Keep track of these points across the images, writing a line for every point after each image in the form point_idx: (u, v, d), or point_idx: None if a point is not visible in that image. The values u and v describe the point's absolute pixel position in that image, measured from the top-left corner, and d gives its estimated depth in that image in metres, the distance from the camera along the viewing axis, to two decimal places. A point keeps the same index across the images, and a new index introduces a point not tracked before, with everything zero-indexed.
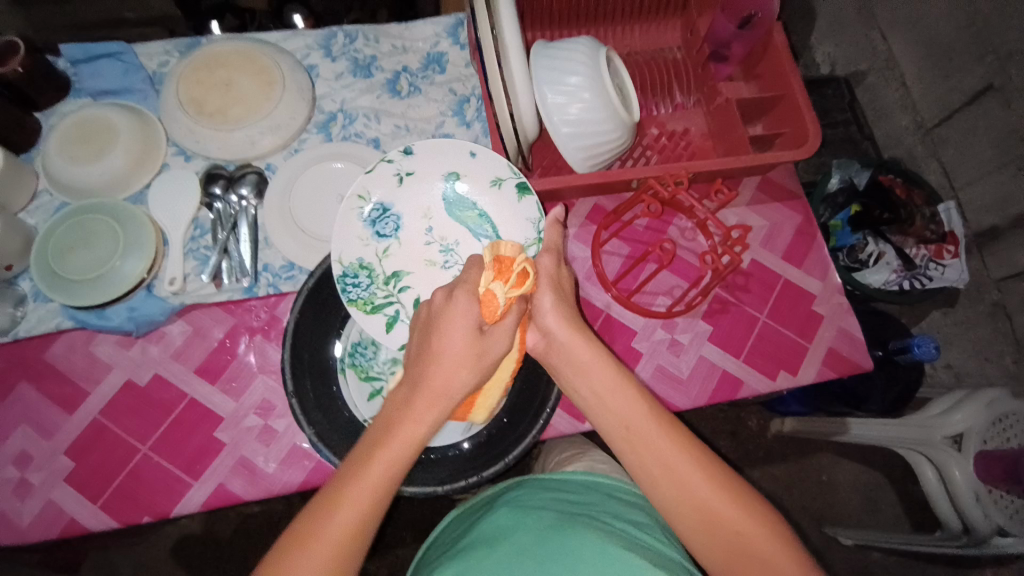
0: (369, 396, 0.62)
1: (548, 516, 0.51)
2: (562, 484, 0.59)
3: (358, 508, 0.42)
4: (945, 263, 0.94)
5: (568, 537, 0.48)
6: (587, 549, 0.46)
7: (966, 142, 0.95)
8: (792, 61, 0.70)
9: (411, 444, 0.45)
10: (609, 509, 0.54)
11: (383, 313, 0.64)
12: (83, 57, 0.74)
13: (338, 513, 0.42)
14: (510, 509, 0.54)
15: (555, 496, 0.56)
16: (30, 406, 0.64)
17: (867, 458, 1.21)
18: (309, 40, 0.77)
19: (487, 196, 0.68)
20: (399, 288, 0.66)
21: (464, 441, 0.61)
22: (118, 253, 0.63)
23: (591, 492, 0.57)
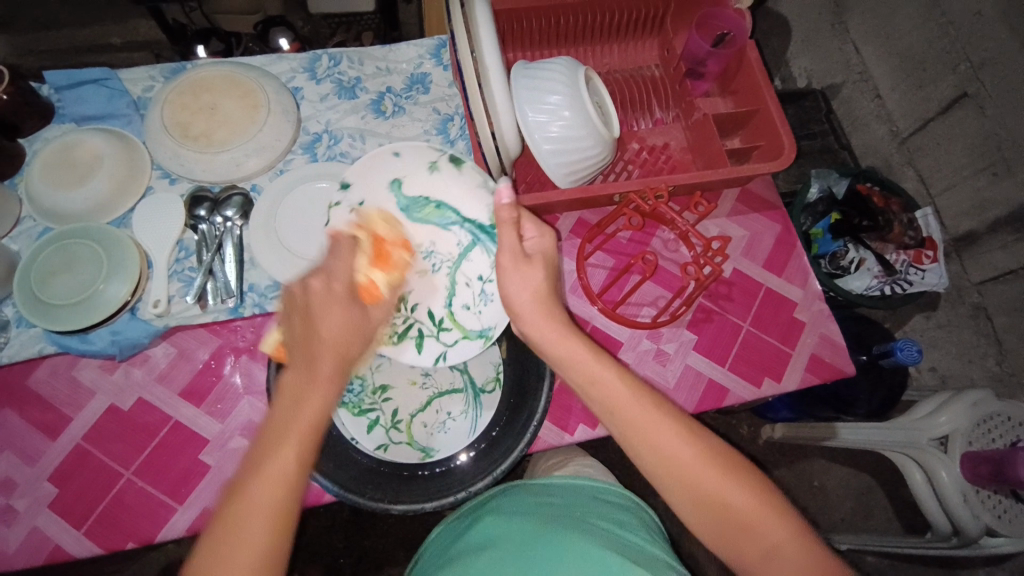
0: (368, 429, 0.62)
1: (527, 523, 0.52)
2: (545, 488, 0.60)
3: (271, 490, 0.40)
4: (924, 268, 0.96)
5: (550, 543, 0.49)
6: (568, 556, 0.47)
7: (941, 148, 0.97)
8: (766, 77, 0.72)
9: (322, 410, 0.44)
10: (593, 510, 0.55)
11: (410, 337, 0.64)
12: (66, 83, 0.74)
13: (254, 499, 0.39)
14: (492, 517, 0.55)
15: (537, 500, 0.57)
16: (12, 432, 0.63)
17: (857, 462, 1.22)
18: (294, 64, 0.78)
19: (431, 183, 0.66)
20: (411, 307, 0.65)
21: (460, 455, 0.62)
22: (102, 277, 0.63)
23: (573, 495, 0.58)
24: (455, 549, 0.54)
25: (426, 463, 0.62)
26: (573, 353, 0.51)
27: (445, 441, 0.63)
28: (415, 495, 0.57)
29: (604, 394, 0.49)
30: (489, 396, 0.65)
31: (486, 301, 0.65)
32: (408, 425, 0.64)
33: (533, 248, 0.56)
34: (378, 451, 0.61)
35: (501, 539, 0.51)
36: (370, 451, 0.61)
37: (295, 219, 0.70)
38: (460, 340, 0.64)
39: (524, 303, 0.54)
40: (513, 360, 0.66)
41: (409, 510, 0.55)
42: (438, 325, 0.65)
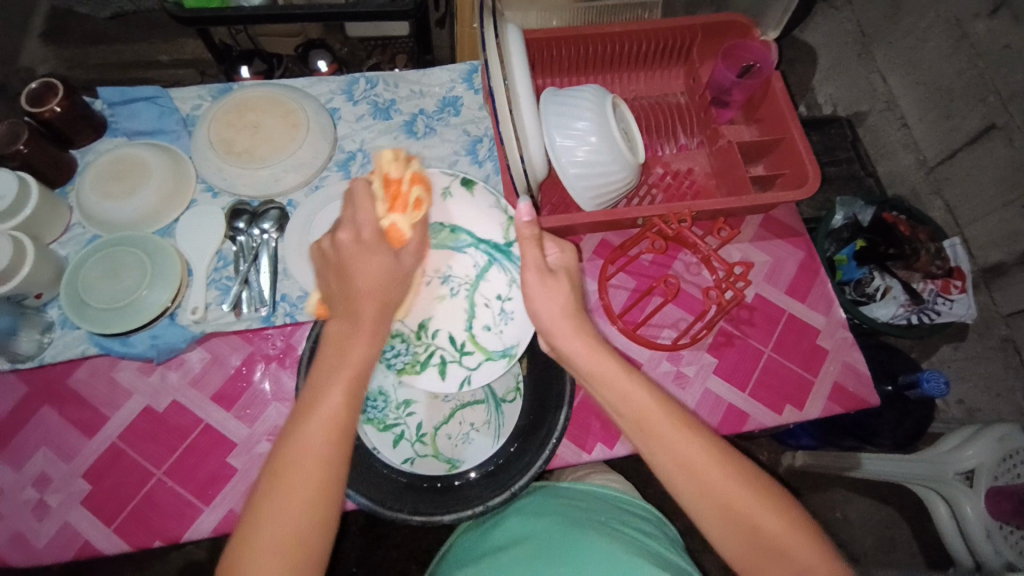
0: (393, 443, 0.64)
1: (557, 524, 0.55)
2: (569, 491, 0.63)
3: (310, 464, 0.44)
4: (952, 298, 0.94)
5: (576, 545, 0.51)
6: (595, 556, 0.50)
7: (969, 179, 0.97)
8: (792, 107, 0.73)
9: (363, 371, 0.49)
10: (614, 516, 0.58)
11: (432, 365, 0.67)
12: (119, 100, 0.78)
13: (296, 474, 0.44)
14: (521, 518, 0.58)
15: (562, 501, 0.59)
16: (52, 429, 0.66)
17: (881, 495, 1.19)
18: (333, 85, 0.82)
19: (445, 209, 0.71)
20: (432, 335, 0.69)
21: (471, 471, 0.63)
22: (145, 283, 0.66)
23: (597, 500, 0.61)
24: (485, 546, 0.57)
25: (455, 473, 0.63)
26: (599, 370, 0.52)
27: (466, 455, 0.64)
28: (434, 506, 0.58)
29: (638, 411, 0.50)
30: (510, 406, 0.67)
31: (505, 321, 0.69)
32: (434, 438, 0.65)
33: (556, 265, 0.59)
34: (406, 464, 0.63)
35: (531, 536, 0.54)
36: (399, 464, 0.62)
37: None
38: (483, 362, 0.67)
39: (553, 320, 0.56)
40: (531, 367, 0.68)
41: (425, 522, 0.56)
42: (459, 350, 0.68)
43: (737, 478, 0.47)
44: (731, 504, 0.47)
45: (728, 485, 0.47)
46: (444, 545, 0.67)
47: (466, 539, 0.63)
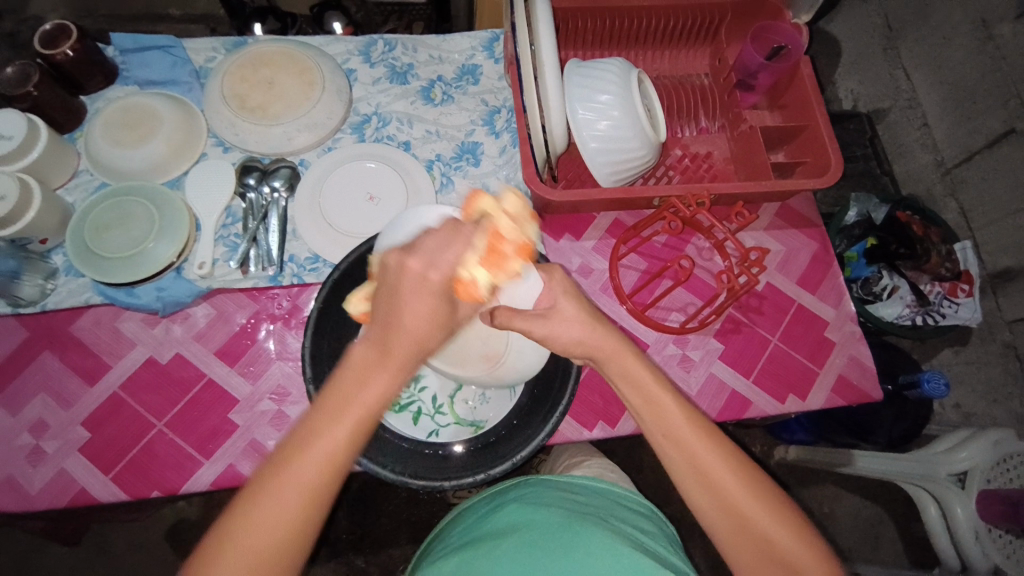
0: (413, 421, 0.63)
1: (557, 513, 0.54)
2: (570, 485, 0.62)
3: (318, 465, 0.37)
4: (959, 301, 0.94)
5: (578, 534, 0.51)
6: (594, 544, 0.50)
7: (985, 183, 0.95)
8: (818, 94, 0.72)
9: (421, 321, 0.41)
10: (615, 513, 0.57)
11: (409, 410, 0.64)
12: (132, 47, 0.77)
13: (304, 463, 0.37)
14: (522, 504, 0.57)
15: (563, 494, 0.59)
16: (53, 375, 0.66)
17: (871, 493, 1.20)
18: (350, 46, 0.80)
19: None
20: (420, 388, 0.66)
21: (458, 445, 0.62)
22: (153, 235, 0.66)
23: (597, 496, 0.60)
24: (481, 530, 0.57)
25: (479, 435, 0.63)
26: (607, 344, 0.51)
27: (459, 428, 0.63)
28: (435, 473, 0.59)
29: (648, 395, 0.49)
30: None
31: (483, 401, 0.65)
32: (451, 406, 0.65)
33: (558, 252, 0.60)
34: (430, 436, 0.63)
35: (530, 523, 0.54)
36: (423, 439, 0.62)
37: (339, 191, 0.73)
38: (451, 425, 0.64)
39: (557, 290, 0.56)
40: None
41: (425, 487, 0.57)
42: (438, 408, 0.65)
43: (768, 505, 0.45)
44: (755, 527, 0.45)
45: (755, 510, 0.45)
46: (440, 524, 0.67)
47: (460, 523, 0.62)
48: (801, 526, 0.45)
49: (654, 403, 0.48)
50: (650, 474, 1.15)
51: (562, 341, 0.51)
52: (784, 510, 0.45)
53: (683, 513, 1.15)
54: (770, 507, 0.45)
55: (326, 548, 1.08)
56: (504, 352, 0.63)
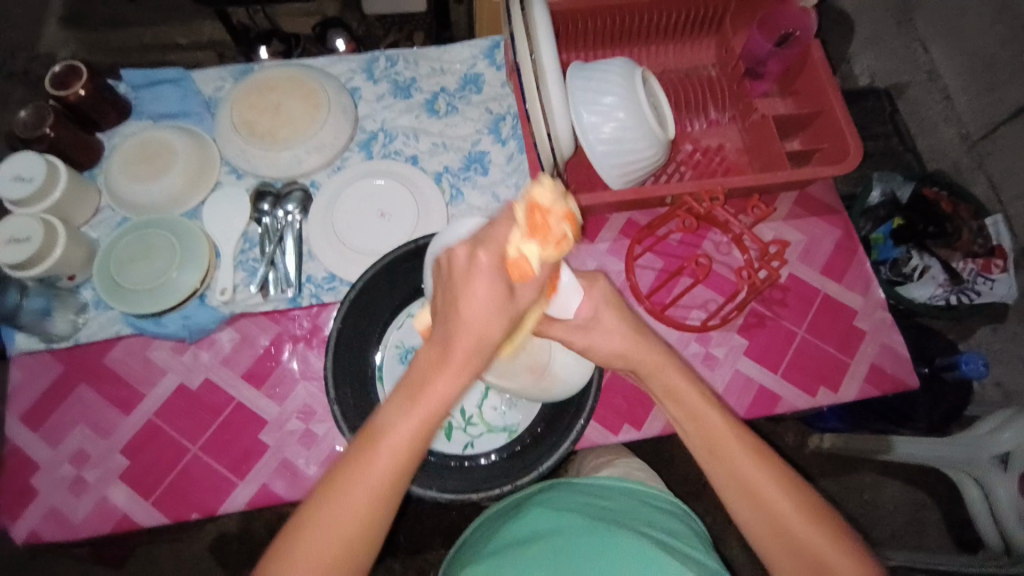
0: (445, 437, 0.64)
1: (582, 519, 0.54)
2: (596, 489, 0.61)
3: (388, 473, 0.38)
4: (994, 277, 0.90)
5: (607, 541, 0.50)
6: (625, 551, 0.49)
7: (1014, 154, 0.92)
8: (831, 76, 0.69)
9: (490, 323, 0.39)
10: (644, 516, 0.56)
11: (440, 427, 0.65)
12: (143, 82, 0.79)
13: (375, 469, 0.37)
14: (546, 509, 0.57)
15: (587, 500, 0.58)
16: (89, 407, 0.68)
17: (912, 478, 1.16)
18: (353, 64, 0.81)
19: None
20: None
21: (494, 453, 0.64)
22: (176, 265, 0.67)
23: (623, 499, 0.59)
24: (506, 538, 0.56)
25: (516, 437, 0.64)
26: (637, 350, 0.52)
27: (489, 438, 0.64)
28: (463, 485, 0.59)
29: (681, 396, 0.50)
30: None
31: (509, 405, 0.65)
32: (481, 415, 0.65)
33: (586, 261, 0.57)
34: (467, 449, 0.64)
35: (556, 531, 0.53)
36: (460, 452, 0.63)
37: (352, 210, 0.73)
38: (485, 434, 0.64)
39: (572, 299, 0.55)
40: None
41: (457, 500, 0.57)
42: (467, 421, 0.65)
43: (801, 504, 0.45)
44: (800, 539, 0.44)
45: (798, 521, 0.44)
46: (463, 532, 0.67)
47: (485, 530, 0.62)
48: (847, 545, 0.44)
49: (687, 402, 0.49)
50: (681, 471, 1.13)
51: (601, 352, 0.52)
52: (832, 525, 0.44)
53: (717, 508, 1.13)
54: (799, 499, 0.45)
55: None
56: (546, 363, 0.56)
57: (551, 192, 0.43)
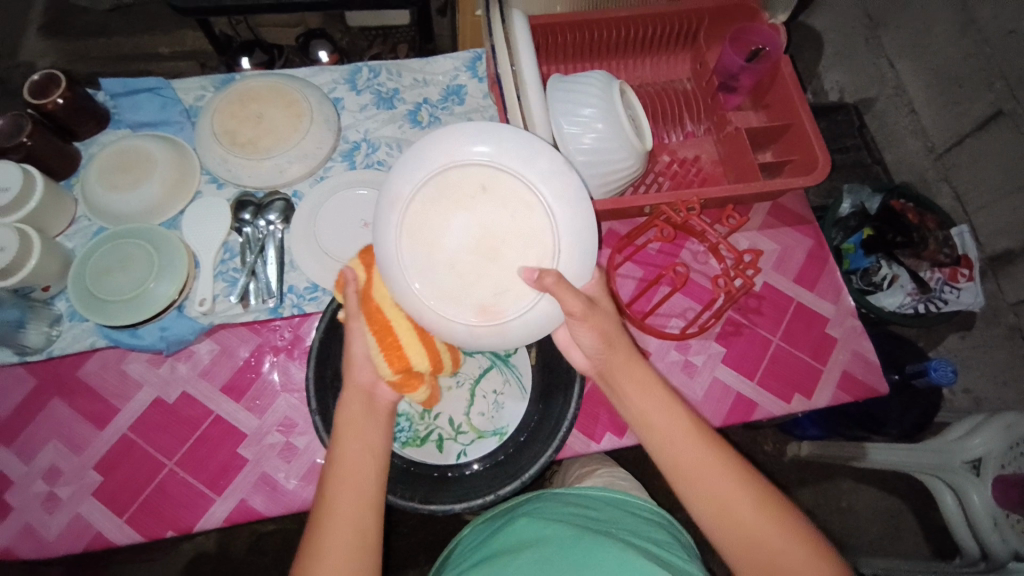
0: (437, 449, 0.64)
1: (565, 528, 0.54)
2: (580, 499, 0.62)
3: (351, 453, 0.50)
4: (960, 286, 0.94)
5: (588, 549, 0.50)
6: (607, 558, 0.49)
7: (976, 167, 0.96)
8: (799, 90, 0.72)
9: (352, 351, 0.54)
10: (627, 526, 0.56)
11: (432, 441, 0.64)
12: (122, 91, 0.78)
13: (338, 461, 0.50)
14: (532, 519, 0.57)
15: (570, 509, 0.58)
16: (62, 421, 0.66)
17: (886, 483, 1.19)
18: (335, 75, 0.82)
19: None
20: (434, 416, 0.65)
21: (475, 462, 0.63)
22: (153, 276, 0.66)
23: (606, 508, 0.60)
24: (490, 548, 0.57)
25: (506, 440, 0.64)
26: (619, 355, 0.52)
27: (479, 445, 0.64)
28: (445, 495, 0.59)
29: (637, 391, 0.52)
30: (518, 356, 0.68)
31: (497, 409, 0.66)
32: (470, 423, 0.65)
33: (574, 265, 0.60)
34: (460, 458, 0.63)
35: (541, 540, 0.53)
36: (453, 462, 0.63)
37: (334, 221, 0.73)
38: (476, 440, 0.64)
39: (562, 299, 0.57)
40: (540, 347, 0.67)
41: (436, 511, 0.57)
42: (457, 430, 0.65)
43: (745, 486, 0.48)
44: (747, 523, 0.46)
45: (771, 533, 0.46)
46: (448, 546, 0.67)
47: (469, 543, 0.62)
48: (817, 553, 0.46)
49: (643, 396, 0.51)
50: (664, 479, 1.14)
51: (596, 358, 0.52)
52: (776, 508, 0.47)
53: None
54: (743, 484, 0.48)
55: None
56: (506, 315, 0.51)
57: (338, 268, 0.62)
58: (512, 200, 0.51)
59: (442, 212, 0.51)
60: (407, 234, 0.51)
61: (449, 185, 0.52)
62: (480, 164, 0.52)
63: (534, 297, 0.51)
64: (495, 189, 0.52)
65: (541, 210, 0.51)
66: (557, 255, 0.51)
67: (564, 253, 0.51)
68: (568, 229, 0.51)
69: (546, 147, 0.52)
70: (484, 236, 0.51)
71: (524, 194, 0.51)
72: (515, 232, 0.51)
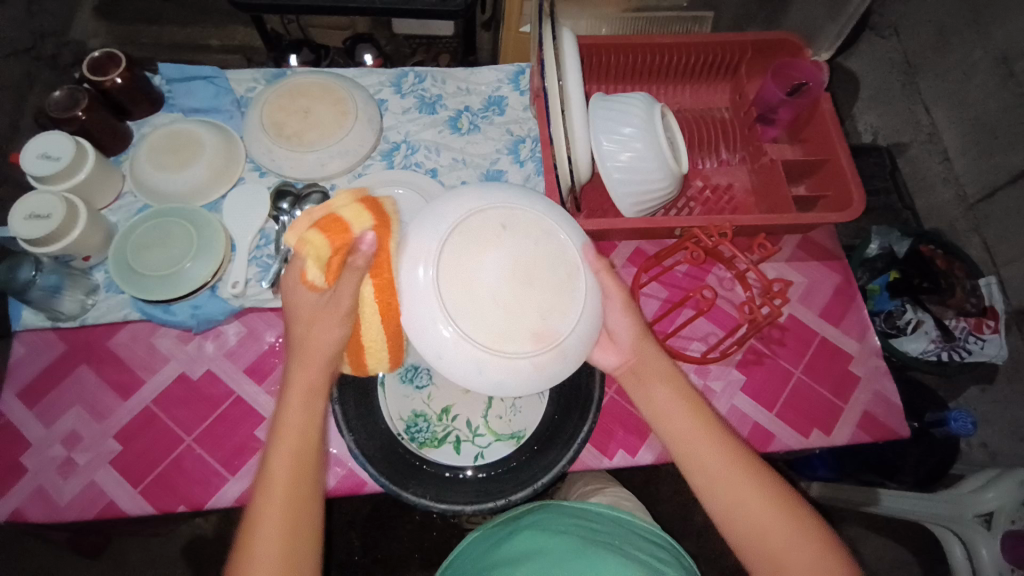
0: (455, 450, 0.64)
1: (571, 540, 0.54)
2: (586, 513, 0.61)
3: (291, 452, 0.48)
4: (985, 338, 0.92)
5: (592, 561, 0.50)
6: (612, 571, 0.49)
7: (1009, 219, 0.95)
8: (839, 128, 0.73)
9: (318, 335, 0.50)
10: (632, 542, 0.56)
11: (449, 443, 0.64)
12: (178, 77, 0.81)
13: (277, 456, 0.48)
14: (539, 530, 0.57)
15: (576, 522, 0.58)
16: (88, 388, 0.68)
17: (896, 534, 1.16)
18: (382, 77, 0.84)
19: None
20: (453, 418, 0.66)
21: (469, 468, 0.63)
22: (190, 255, 0.68)
23: (612, 525, 0.59)
24: (495, 556, 0.56)
25: (524, 443, 0.64)
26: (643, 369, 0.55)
27: (495, 448, 0.64)
28: (455, 496, 0.60)
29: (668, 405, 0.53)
30: None
31: (514, 412, 0.66)
32: (488, 425, 0.65)
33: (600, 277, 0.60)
34: (477, 460, 0.64)
35: (546, 550, 0.53)
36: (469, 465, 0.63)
37: None
38: (493, 443, 0.64)
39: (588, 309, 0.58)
40: None
41: (447, 510, 0.57)
42: (475, 432, 0.65)
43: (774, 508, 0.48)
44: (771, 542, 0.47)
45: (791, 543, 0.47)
46: (449, 556, 0.66)
47: (471, 552, 0.61)
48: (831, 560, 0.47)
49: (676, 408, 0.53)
50: (667, 506, 1.13)
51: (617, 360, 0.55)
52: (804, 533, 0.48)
53: (700, 549, 1.12)
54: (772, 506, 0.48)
55: (336, 572, 1.07)
56: (562, 339, 0.48)
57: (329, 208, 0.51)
58: (533, 232, 0.50)
59: (470, 256, 0.48)
60: (442, 292, 0.47)
61: (471, 232, 0.49)
62: (495, 206, 0.50)
63: (576, 311, 0.49)
64: (512, 227, 0.49)
65: (556, 231, 0.50)
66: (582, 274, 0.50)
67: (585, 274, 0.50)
68: (578, 240, 0.51)
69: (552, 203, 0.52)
70: (517, 272, 0.48)
71: (540, 224, 0.50)
72: (542, 257, 0.49)
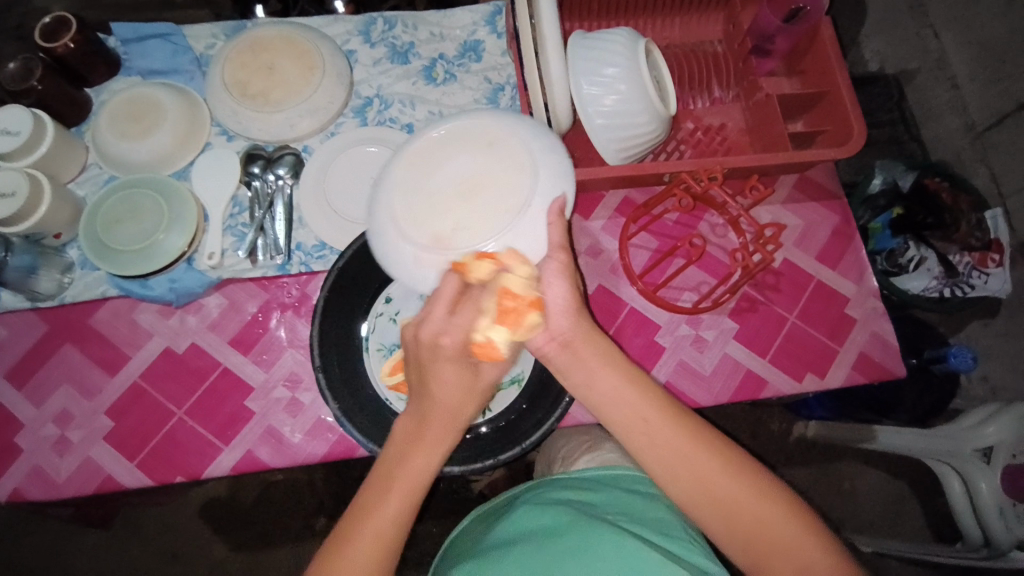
0: None
1: (561, 515, 0.53)
2: (580, 482, 0.60)
3: (374, 538, 0.43)
4: (988, 272, 0.90)
5: (584, 537, 0.49)
6: (606, 546, 0.48)
7: (1017, 147, 0.90)
8: (839, 56, 0.67)
9: (457, 415, 0.46)
10: (630, 507, 0.55)
11: None
12: (133, 36, 0.77)
13: (362, 536, 0.43)
14: (530, 507, 0.56)
15: (569, 496, 0.57)
16: (74, 366, 0.68)
17: (893, 468, 1.18)
18: (349, 26, 0.79)
19: None
20: None
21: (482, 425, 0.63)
22: (163, 227, 0.66)
23: (607, 488, 0.58)
24: (489, 537, 0.55)
25: (523, 389, 0.64)
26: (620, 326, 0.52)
27: (497, 401, 0.64)
28: (447, 459, 0.60)
29: (606, 397, 0.47)
30: None
31: None
32: None
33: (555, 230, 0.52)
34: (484, 415, 0.63)
35: (539, 530, 0.52)
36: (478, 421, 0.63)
37: (344, 180, 0.72)
38: (495, 395, 0.64)
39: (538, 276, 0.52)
40: None
41: (438, 471, 0.58)
42: None
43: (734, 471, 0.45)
44: (737, 507, 0.44)
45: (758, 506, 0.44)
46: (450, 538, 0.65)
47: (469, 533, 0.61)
48: (833, 549, 0.44)
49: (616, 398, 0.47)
50: None
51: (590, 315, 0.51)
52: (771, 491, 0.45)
53: None
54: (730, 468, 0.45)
55: None
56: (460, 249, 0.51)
57: (491, 271, 0.48)
58: (507, 158, 0.53)
59: (442, 151, 0.54)
60: (409, 161, 0.54)
61: (461, 133, 0.54)
62: (493, 122, 0.54)
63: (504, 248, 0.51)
64: (499, 146, 0.53)
65: (531, 172, 0.52)
66: (529, 211, 0.51)
67: (534, 212, 0.51)
68: (546, 192, 0.51)
69: (538, 136, 0.54)
70: (472, 182, 0.53)
71: (520, 154, 0.53)
72: (496, 183, 0.52)
